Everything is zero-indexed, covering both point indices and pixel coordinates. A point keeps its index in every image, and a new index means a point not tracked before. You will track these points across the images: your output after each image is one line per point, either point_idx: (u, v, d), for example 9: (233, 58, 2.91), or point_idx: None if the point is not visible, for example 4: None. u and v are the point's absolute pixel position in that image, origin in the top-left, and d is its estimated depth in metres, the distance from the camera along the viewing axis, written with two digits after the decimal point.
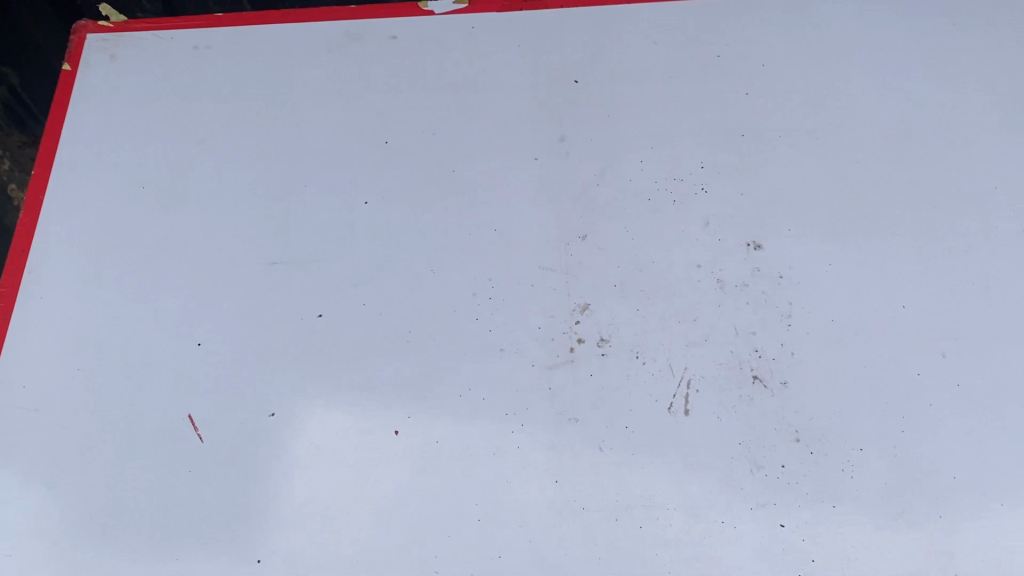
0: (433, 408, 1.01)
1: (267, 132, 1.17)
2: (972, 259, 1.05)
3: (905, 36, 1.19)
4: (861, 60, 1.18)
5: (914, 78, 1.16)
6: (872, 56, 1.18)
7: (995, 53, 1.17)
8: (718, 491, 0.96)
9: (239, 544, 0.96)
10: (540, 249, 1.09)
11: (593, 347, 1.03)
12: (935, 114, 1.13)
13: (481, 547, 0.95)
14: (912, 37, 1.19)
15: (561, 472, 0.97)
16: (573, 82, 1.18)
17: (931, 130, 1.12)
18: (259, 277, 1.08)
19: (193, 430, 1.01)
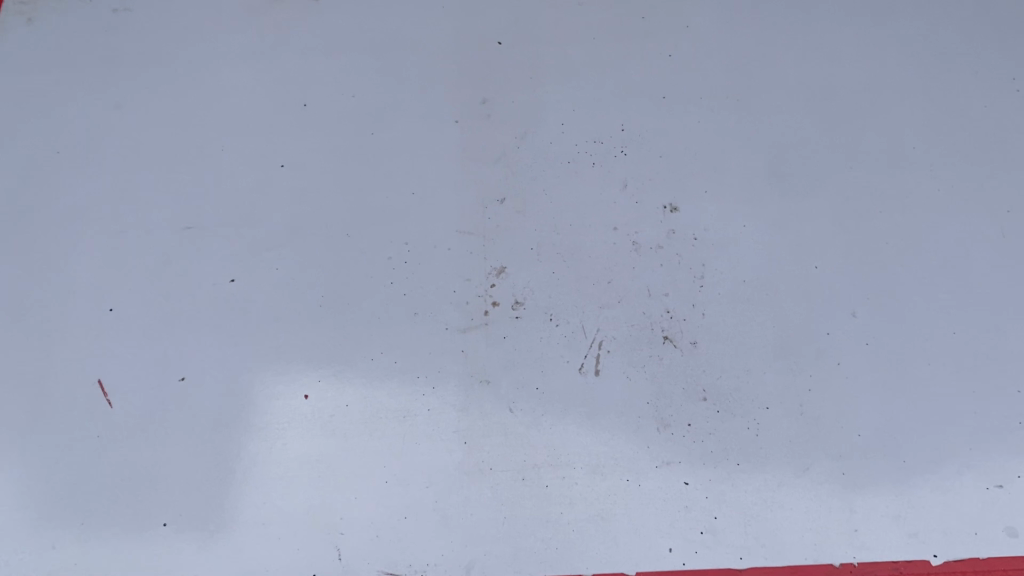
0: (343, 365, 0.89)
1: (178, 87, 1.06)
2: (900, 212, 0.96)
3: None
4: (819, 17, 1.06)
5: (853, 32, 1.06)
6: (831, 15, 1.06)
7: (955, 12, 1.07)
8: (629, 450, 0.85)
9: (137, 525, 0.83)
10: (457, 213, 0.97)
11: (507, 309, 0.92)
12: (884, 71, 1.03)
13: (375, 513, 0.83)
14: None
15: (470, 433, 0.86)
16: (496, 44, 1.07)
17: (880, 85, 1.03)
18: (172, 240, 0.97)
19: (102, 395, 0.89)
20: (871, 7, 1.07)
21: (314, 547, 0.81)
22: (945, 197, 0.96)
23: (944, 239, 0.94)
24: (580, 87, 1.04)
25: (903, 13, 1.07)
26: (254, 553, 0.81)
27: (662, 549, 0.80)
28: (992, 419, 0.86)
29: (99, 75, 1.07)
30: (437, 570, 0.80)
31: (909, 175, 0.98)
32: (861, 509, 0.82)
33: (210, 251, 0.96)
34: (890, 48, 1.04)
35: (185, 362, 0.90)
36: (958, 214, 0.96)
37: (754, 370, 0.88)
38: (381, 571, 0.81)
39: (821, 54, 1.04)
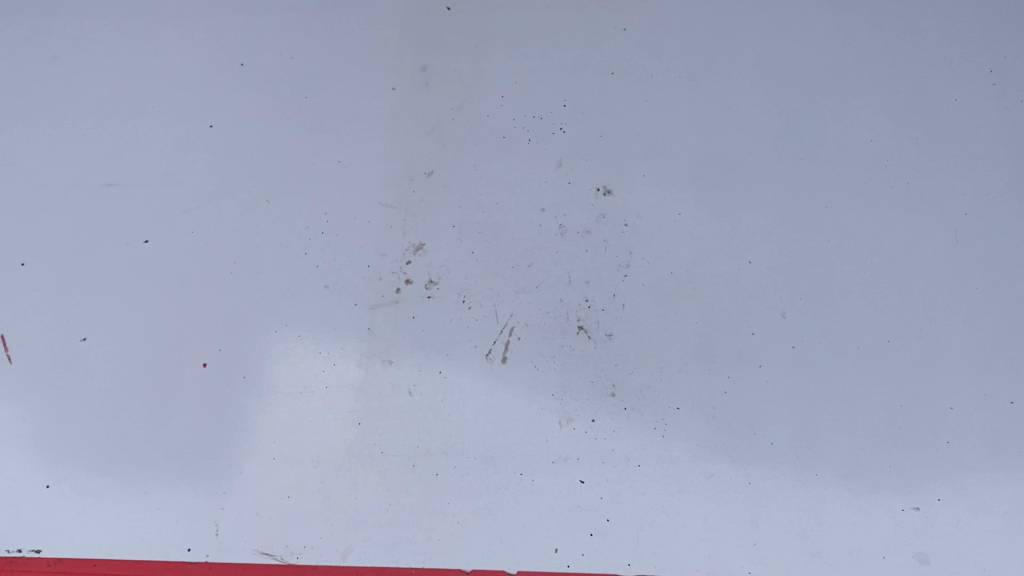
0: (245, 338, 0.87)
1: (114, 34, 1.02)
2: (849, 209, 0.90)
3: None
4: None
5: (821, 13, 0.99)
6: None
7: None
8: (526, 443, 0.81)
9: (20, 485, 0.82)
10: (382, 184, 0.94)
11: (419, 288, 0.88)
12: (849, 59, 0.97)
13: (257, 491, 0.80)
14: None
15: (365, 414, 0.83)
16: (445, 9, 1.02)
17: (843, 73, 0.97)
18: (90, 196, 0.94)
19: (4, 350, 0.87)
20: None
21: (192, 521, 0.80)
22: (897, 198, 0.91)
23: (890, 241, 0.89)
24: (526, 58, 0.99)
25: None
26: (133, 522, 0.80)
27: (548, 550, 0.77)
28: (916, 435, 0.82)
29: (36, 16, 1.03)
30: (313, 553, 0.78)
31: (861, 170, 0.92)
32: (763, 523, 0.79)
33: (127, 209, 0.94)
34: (859, 33, 0.98)
35: (87, 322, 0.88)
36: (909, 214, 0.90)
37: (668, 369, 0.84)
38: (256, 551, 0.78)
39: (785, 36, 0.98)
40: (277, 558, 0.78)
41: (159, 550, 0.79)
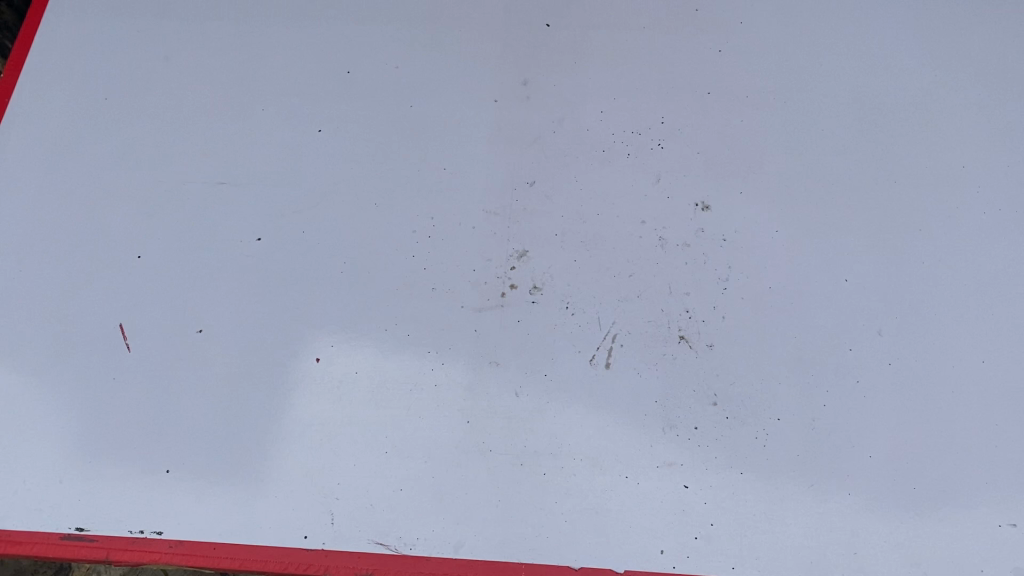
0: (357, 337, 0.90)
1: (224, 40, 1.06)
2: (942, 233, 0.93)
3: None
4: (876, 23, 1.03)
5: (911, 41, 1.02)
6: (888, 22, 1.03)
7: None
8: (630, 446, 0.84)
9: (140, 469, 0.85)
10: (486, 193, 0.97)
11: (524, 293, 0.91)
12: (939, 87, 1.00)
13: (370, 484, 0.83)
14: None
15: (474, 414, 0.85)
16: (544, 25, 1.06)
17: (933, 100, 0.99)
18: (204, 194, 0.98)
19: (121, 338, 0.91)
20: (936, 18, 1.03)
21: (306, 510, 0.83)
22: (989, 223, 0.94)
23: (982, 265, 0.92)
24: (624, 76, 1.02)
25: (966, 27, 1.03)
26: (251, 509, 0.83)
27: (654, 550, 0.80)
28: (1011, 453, 0.84)
29: (150, 19, 1.07)
30: (427, 545, 0.81)
31: (954, 195, 0.95)
32: (862, 533, 0.81)
33: (241, 208, 0.97)
34: (951, 60, 1.01)
35: (203, 314, 0.92)
36: (1000, 239, 0.93)
37: (768, 381, 0.86)
38: (372, 541, 0.81)
39: (878, 63, 1.01)
40: (392, 548, 0.81)
41: (277, 537, 0.82)
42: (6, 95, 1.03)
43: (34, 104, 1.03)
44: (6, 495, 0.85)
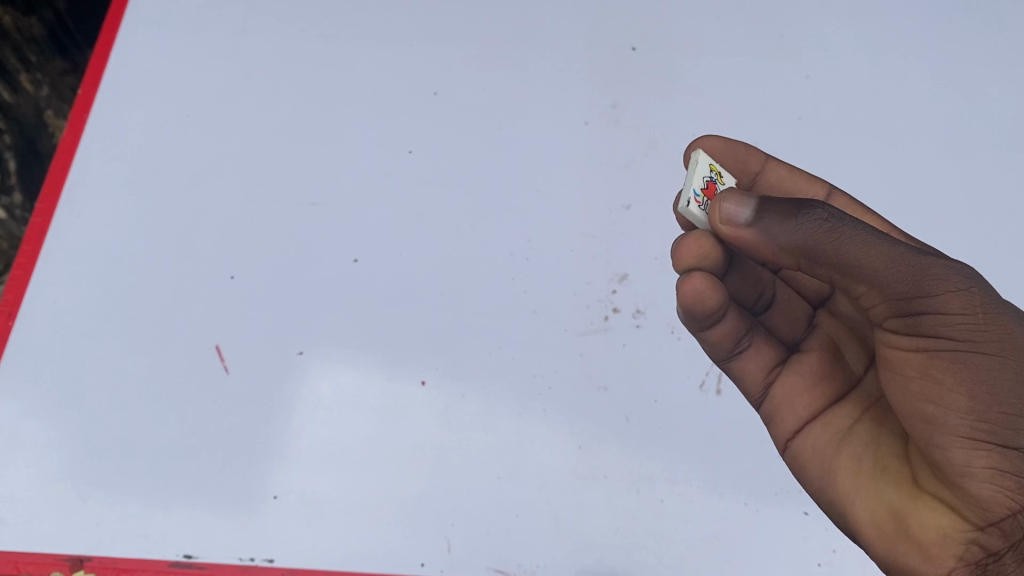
0: (462, 361, 0.89)
1: (312, 63, 1.07)
2: None
3: (984, 31, 1.10)
4: (949, 59, 1.08)
5: (984, 76, 1.07)
6: (960, 57, 1.08)
7: None
8: (747, 472, 0.85)
9: (249, 496, 0.84)
10: (582, 215, 0.97)
11: (628, 317, 0.91)
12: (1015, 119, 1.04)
13: (485, 510, 0.83)
14: (991, 31, 1.10)
15: (586, 439, 0.85)
16: (630, 49, 1.07)
17: (1010, 132, 1.04)
18: (296, 215, 0.98)
19: (220, 360, 0.90)
20: (1004, 53, 1.08)
21: (423, 536, 0.82)
22: None
23: None
24: (712, 101, 1.04)
25: None
26: (364, 536, 0.82)
27: None
28: None
29: (238, 44, 1.09)
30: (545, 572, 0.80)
31: None
32: None
33: (335, 229, 0.97)
34: None
35: (303, 336, 0.91)
36: None
37: None
38: (491, 568, 0.81)
39: (955, 95, 1.06)
40: None
41: (391, 564, 0.81)
42: (87, 110, 1.05)
43: (123, 127, 1.04)
44: (109, 522, 0.84)
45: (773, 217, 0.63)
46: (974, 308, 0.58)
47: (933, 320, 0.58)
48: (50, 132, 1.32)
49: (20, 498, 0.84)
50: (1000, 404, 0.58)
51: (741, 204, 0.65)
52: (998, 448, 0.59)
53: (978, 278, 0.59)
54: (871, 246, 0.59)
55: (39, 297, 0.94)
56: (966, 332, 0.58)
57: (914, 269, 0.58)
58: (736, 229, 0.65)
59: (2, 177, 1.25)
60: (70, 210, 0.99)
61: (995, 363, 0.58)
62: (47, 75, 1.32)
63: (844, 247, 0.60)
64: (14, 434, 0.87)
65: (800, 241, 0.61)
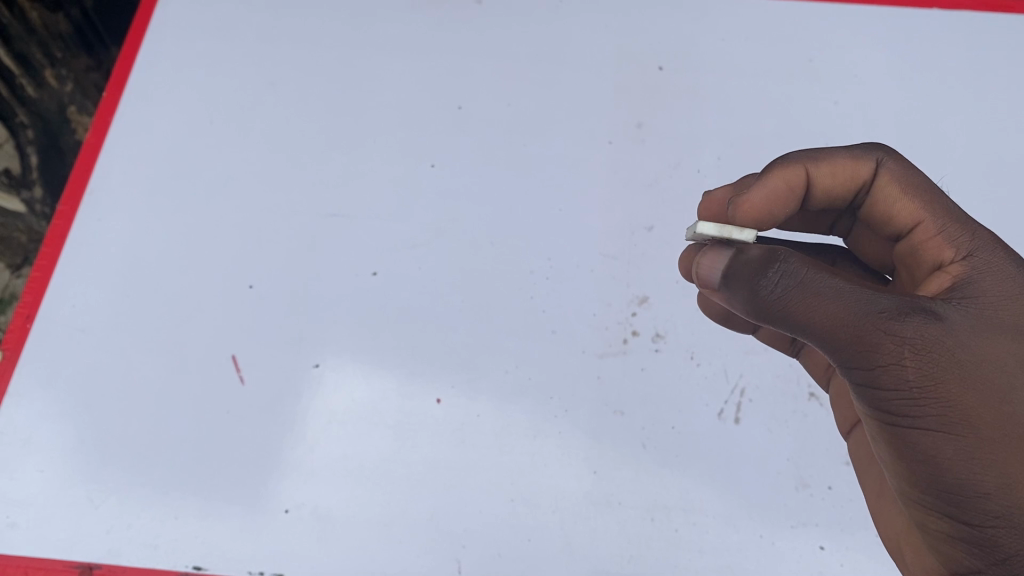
0: (479, 380, 0.89)
1: (337, 72, 1.07)
2: None
3: (1018, 59, 1.08)
4: (980, 85, 1.06)
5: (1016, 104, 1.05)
6: (992, 84, 1.06)
7: None
8: (763, 503, 0.84)
9: (260, 510, 0.84)
10: (604, 236, 0.96)
11: (647, 341, 0.90)
12: None
13: (497, 533, 0.82)
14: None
15: (601, 463, 0.85)
16: (658, 69, 1.06)
17: None
18: (316, 226, 0.97)
19: (236, 370, 0.89)
20: None
21: (432, 557, 0.82)
22: None
23: None
24: (740, 124, 1.03)
25: None
26: (371, 556, 0.82)
27: None
28: None
29: (265, 52, 1.09)
30: None
31: None
32: None
33: (355, 241, 0.96)
34: None
35: (319, 348, 0.91)
36: None
37: None
38: None
39: (985, 123, 1.04)
40: None
41: None
42: (112, 113, 1.06)
43: (146, 131, 1.05)
44: (120, 529, 0.84)
45: (734, 285, 0.62)
46: (909, 382, 0.56)
47: (874, 391, 0.58)
48: (72, 128, 1.40)
49: (34, 501, 0.85)
50: (937, 484, 0.57)
51: (712, 267, 0.66)
52: (946, 519, 0.58)
53: (925, 346, 0.56)
54: (819, 305, 0.58)
55: (57, 300, 0.95)
56: (904, 408, 0.56)
57: (858, 342, 0.56)
58: (713, 290, 0.68)
59: (24, 171, 1.38)
60: (91, 214, 0.99)
61: (934, 441, 0.56)
62: (71, 72, 1.39)
63: (791, 309, 0.58)
64: (29, 436, 0.88)
65: (756, 302, 0.60)
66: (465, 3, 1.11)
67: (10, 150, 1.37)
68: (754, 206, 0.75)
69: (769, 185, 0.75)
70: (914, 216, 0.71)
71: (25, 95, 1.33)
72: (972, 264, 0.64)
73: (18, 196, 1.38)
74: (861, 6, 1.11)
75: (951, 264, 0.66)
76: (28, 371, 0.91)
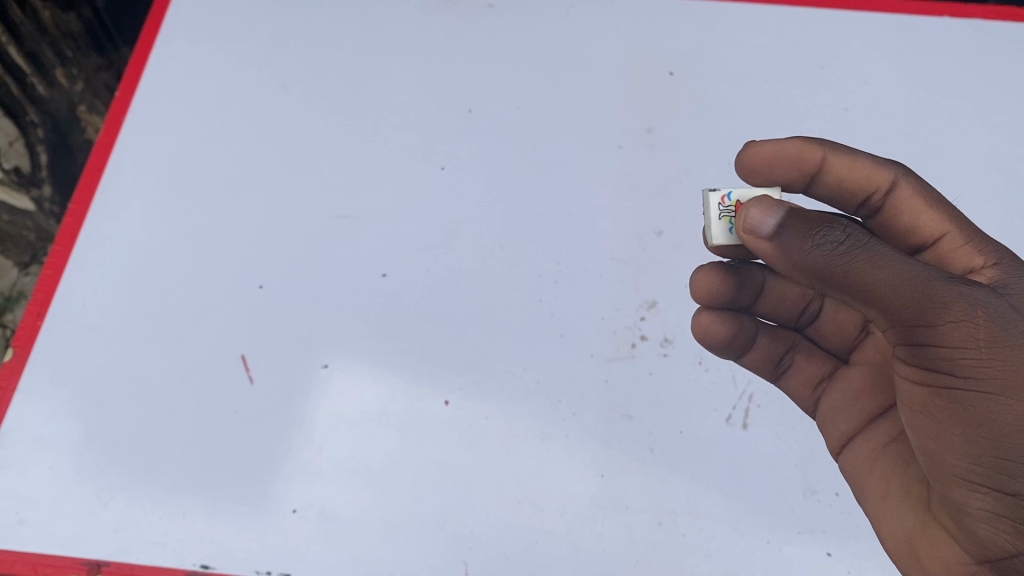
0: (487, 382, 0.89)
1: (348, 75, 1.07)
2: None
3: None
4: (990, 93, 1.06)
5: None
6: (1002, 92, 1.07)
7: None
8: (771, 511, 0.84)
9: (268, 509, 0.84)
10: (613, 240, 0.96)
11: (655, 346, 0.90)
12: None
13: (504, 535, 0.82)
14: None
15: (609, 467, 0.85)
16: (668, 74, 1.07)
17: None
18: (327, 227, 0.98)
19: (245, 370, 0.90)
20: None
21: (440, 558, 0.82)
22: None
23: None
24: (750, 129, 1.03)
25: None
26: (379, 556, 0.82)
27: None
28: None
29: (277, 54, 1.09)
30: None
31: None
32: None
33: (364, 243, 0.96)
34: None
35: (328, 349, 0.91)
36: None
37: None
38: None
39: (995, 131, 1.04)
40: None
41: None
42: (124, 113, 1.06)
43: (157, 131, 1.05)
44: (128, 527, 0.84)
45: (790, 241, 0.63)
46: (975, 344, 0.59)
47: (936, 352, 0.61)
48: (83, 126, 1.41)
49: (42, 498, 0.85)
50: (994, 447, 0.60)
51: (763, 216, 0.64)
52: (993, 491, 0.61)
53: (989, 312, 0.60)
54: (888, 268, 0.60)
55: (67, 298, 0.95)
56: (967, 369, 0.60)
57: (928, 302, 0.59)
58: (758, 241, 0.65)
59: (34, 169, 1.39)
60: (102, 212, 1.00)
61: (993, 404, 0.60)
62: (81, 71, 1.39)
63: (859, 272, 0.60)
64: (38, 433, 0.88)
65: (816, 263, 0.62)
66: (476, 8, 1.11)
67: (21, 148, 1.37)
68: (762, 155, 0.82)
69: (782, 147, 0.82)
70: (939, 229, 0.77)
71: (36, 93, 1.35)
72: (1002, 270, 0.71)
73: (29, 194, 1.39)
74: (871, 14, 1.11)
75: (981, 269, 0.73)
76: (38, 368, 0.91)
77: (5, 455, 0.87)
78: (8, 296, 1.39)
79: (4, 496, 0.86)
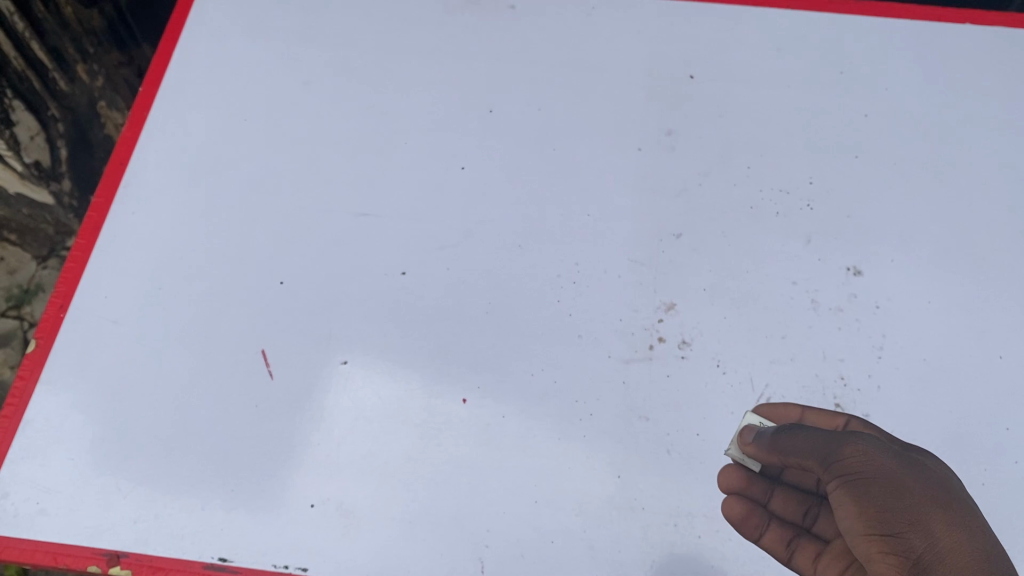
0: (505, 381, 0.89)
1: (370, 73, 1.08)
2: None
3: None
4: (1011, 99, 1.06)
5: None
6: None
7: None
8: (774, 561, 0.82)
9: (286, 503, 0.85)
10: (632, 242, 0.96)
11: (673, 348, 0.90)
12: None
13: (521, 534, 0.83)
14: None
15: (625, 468, 0.85)
16: (689, 77, 1.07)
17: None
18: (347, 224, 0.98)
19: (265, 365, 0.90)
20: None
21: (457, 557, 0.82)
22: None
23: None
24: (770, 133, 1.03)
25: None
26: (395, 552, 0.82)
27: None
28: None
29: (300, 51, 1.10)
30: None
31: None
32: None
33: (384, 241, 0.97)
34: None
35: (347, 345, 0.92)
36: None
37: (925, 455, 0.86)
38: None
39: (1016, 136, 1.04)
40: None
41: None
42: (147, 109, 1.07)
43: (180, 127, 1.06)
44: (147, 519, 0.85)
45: (769, 433, 0.85)
46: (842, 459, 0.78)
47: (840, 450, 0.79)
48: (101, 122, 1.46)
49: (63, 489, 0.86)
50: (880, 509, 0.73)
51: (745, 431, 0.86)
52: (880, 536, 0.72)
53: (874, 448, 0.79)
54: (796, 437, 0.83)
55: (89, 290, 0.96)
56: (846, 454, 0.78)
57: (826, 439, 0.81)
58: (749, 447, 0.85)
59: (55, 164, 1.40)
60: (125, 206, 1.01)
61: (868, 464, 0.77)
62: (104, 68, 1.43)
63: (778, 438, 0.84)
64: (58, 424, 0.89)
65: (764, 439, 0.85)
66: (497, 9, 1.12)
67: (42, 144, 1.36)
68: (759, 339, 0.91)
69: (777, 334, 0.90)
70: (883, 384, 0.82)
71: (59, 89, 1.35)
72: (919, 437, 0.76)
73: (48, 188, 1.42)
74: (894, 19, 1.11)
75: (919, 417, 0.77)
76: (60, 360, 0.92)
77: (26, 445, 0.88)
78: (26, 289, 1.50)
79: (26, 486, 0.86)
